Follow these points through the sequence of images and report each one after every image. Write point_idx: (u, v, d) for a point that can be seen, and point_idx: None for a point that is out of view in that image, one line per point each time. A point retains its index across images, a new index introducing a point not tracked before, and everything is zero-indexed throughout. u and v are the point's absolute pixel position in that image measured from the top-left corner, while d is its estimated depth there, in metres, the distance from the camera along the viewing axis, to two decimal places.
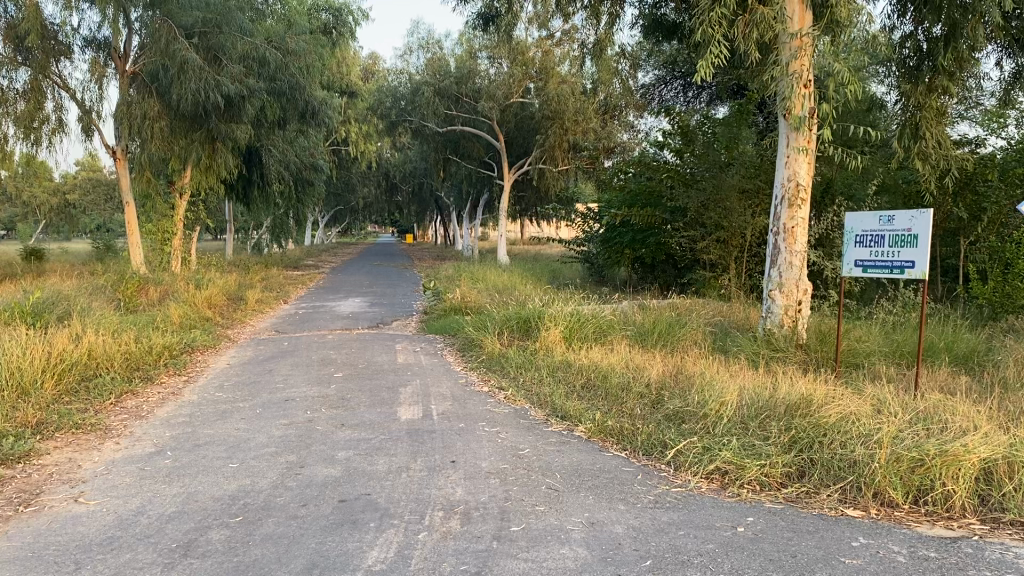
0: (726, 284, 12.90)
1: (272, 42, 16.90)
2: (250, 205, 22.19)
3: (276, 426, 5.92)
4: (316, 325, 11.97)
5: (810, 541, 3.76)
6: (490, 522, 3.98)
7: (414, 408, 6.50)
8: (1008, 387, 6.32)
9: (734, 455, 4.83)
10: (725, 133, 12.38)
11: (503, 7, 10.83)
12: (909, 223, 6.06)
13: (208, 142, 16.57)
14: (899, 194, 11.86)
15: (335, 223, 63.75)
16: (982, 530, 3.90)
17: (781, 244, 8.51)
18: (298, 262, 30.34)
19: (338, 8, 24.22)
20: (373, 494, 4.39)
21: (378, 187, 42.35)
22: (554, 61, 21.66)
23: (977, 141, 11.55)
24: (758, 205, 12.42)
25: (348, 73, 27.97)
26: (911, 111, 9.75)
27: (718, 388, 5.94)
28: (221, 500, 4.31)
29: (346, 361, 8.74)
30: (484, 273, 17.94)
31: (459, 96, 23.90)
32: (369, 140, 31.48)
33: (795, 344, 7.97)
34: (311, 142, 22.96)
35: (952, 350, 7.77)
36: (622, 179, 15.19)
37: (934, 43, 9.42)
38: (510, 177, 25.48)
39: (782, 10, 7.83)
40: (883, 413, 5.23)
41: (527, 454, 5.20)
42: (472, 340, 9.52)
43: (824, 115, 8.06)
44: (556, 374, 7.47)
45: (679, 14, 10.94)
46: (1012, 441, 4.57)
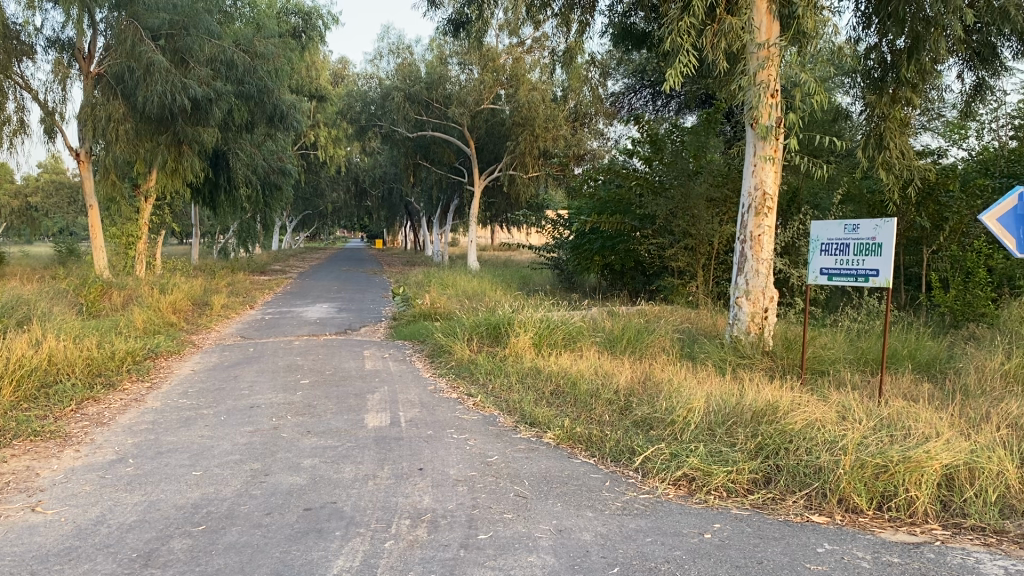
0: (694, 291, 12.99)
1: (239, 45, 16.86)
2: (216, 209, 21.87)
3: (240, 434, 5.85)
4: (283, 332, 11.78)
5: (776, 548, 3.78)
6: (458, 530, 3.96)
7: (382, 415, 6.45)
8: (969, 395, 6.41)
9: (700, 462, 4.85)
10: (694, 142, 12.40)
11: (473, 13, 10.82)
12: (874, 231, 6.15)
13: (175, 146, 16.36)
14: (864, 203, 12.05)
15: (303, 227, 63.14)
16: (944, 535, 3.95)
17: (747, 252, 8.58)
18: (265, 267, 30.05)
19: (308, 12, 24.00)
20: (339, 502, 4.34)
21: (347, 191, 42.15)
22: (525, 68, 21.78)
23: (939, 152, 11.75)
24: (725, 213, 12.57)
25: (317, 77, 27.81)
26: (876, 121, 9.90)
27: (685, 394, 5.97)
28: (183, 509, 4.24)
29: (313, 367, 8.65)
30: (454, 279, 17.90)
31: (430, 102, 23.77)
32: (338, 145, 31.37)
33: (761, 351, 8.05)
34: (279, 146, 22.78)
35: (915, 358, 7.89)
36: (592, 186, 15.26)
37: (898, 55, 9.55)
38: (481, 184, 25.50)
39: (749, 20, 7.93)
40: (848, 420, 5.29)
41: (495, 461, 5.18)
42: (441, 346, 9.50)
43: (790, 124, 8.16)
44: (526, 380, 7.47)
45: (648, 24, 11.01)
46: (973, 447, 4.62)
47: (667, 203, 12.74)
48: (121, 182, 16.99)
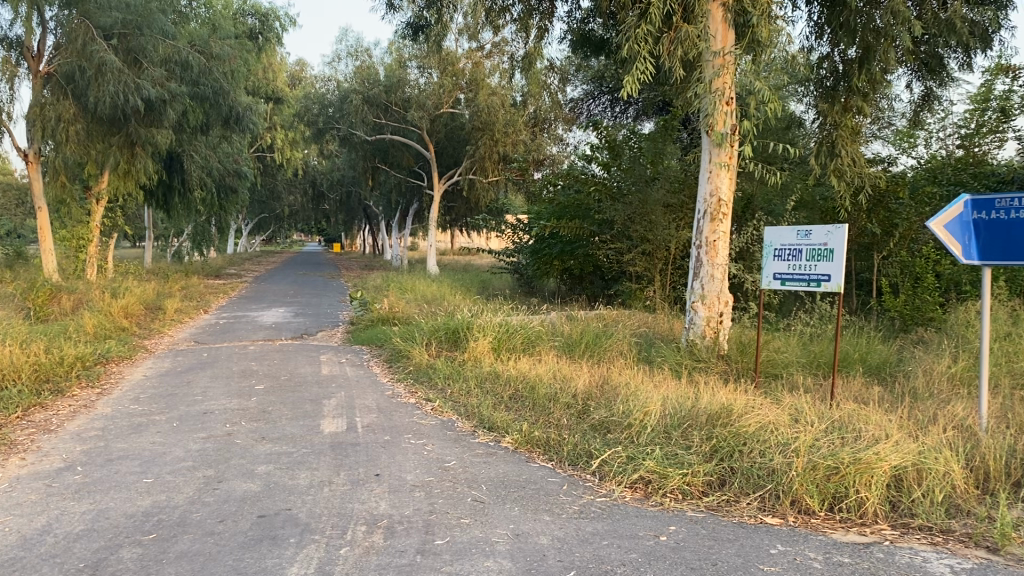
0: (651, 295, 13.12)
1: (195, 46, 16.71)
2: (170, 212, 21.51)
3: (193, 440, 5.76)
4: (238, 336, 11.62)
5: (730, 549, 3.83)
6: (414, 536, 3.94)
7: (338, 421, 6.39)
8: (918, 397, 6.56)
9: (657, 464, 4.89)
10: (651, 148, 12.57)
11: (433, 17, 10.79)
12: (826, 237, 6.26)
13: (128, 147, 16.04)
14: (816, 210, 12.24)
15: (260, 230, 62.50)
16: (893, 535, 4.04)
17: (703, 258, 8.68)
18: (221, 271, 29.62)
19: (265, 13, 23.79)
20: (294, 509, 4.29)
21: (304, 195, 41.84)
22: (484, 72, 21.81)
23: (889, 160, 12.01)
24: (682, 219, 12.68)
25: (274, 79, 27.53)
26: (828, 129, 10.08)
27: (642, 398, 6.04)
28: (134, 517, 4.16)
29: (268, 373, 8.55)
30: (412, 283, 17.84)
31: (388, 105, 23.62)
32: (295, 147, 31.08)
33: (716, 354, 8.16)
34: (235, 149, 22.42)
35: (866, 361, 8.06)
36: (552, 191, 15.33)
37: (850, 64, 9.74)
38: (440, 188, 25.45)
39: (705, 29, 8.04)
40: (800, 422, 5.38)
41: (453, 466, 5.16)
42: (399, 351, 9.45)
43: (745, 131, 8.30)
44: (485, 385, 7.46)
45: (606, 31, 11.12)
46: (921, 448, 4.72)
47: (625, 208, 12.86)
48: (71, 184, 16.63)
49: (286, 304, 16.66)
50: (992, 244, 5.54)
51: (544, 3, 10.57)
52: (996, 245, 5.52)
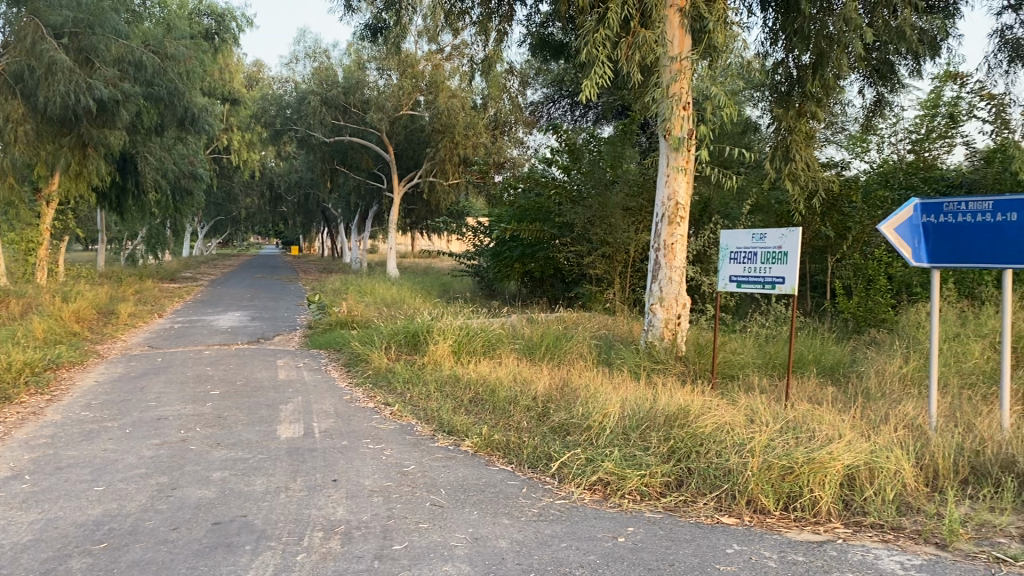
0: (611, 298, 13.19)
1: (149, 46, 16.45)
2: (123, 214, 21.12)
3: (147, 447, 5.66)
4: (193, 341, 11.49)
5: (686, 550, 3.86)
6: (372, 542, 3.91)
7: (295, 426, 6.33)
8: (871, 397, 6.69)
9: (616, 465, 4.92)
10: (610, 152, 12.67)
11: (392, 19, 10.72)
12: (780, 240, 6.36)
13: (80, 148, 15.74)
14: (771, 213, 12.42)
15: (217, 233, 61.81)
16: (845, 533, 4.11)
17: (661, 260, 8.76)
18: (176, 274, 29.20)
19: (222, 14, 23.48)
20: (249, 515, 4.24)
21: (262, 196, 41.42)
22: (444, 75, 21.79)
23: (842, 164, 12.21)
24: (641, 222, 12.80)
25: (231, 80, 27.17)
26: (783, 133, 10.23)
27: (601, 400, 6.07)
28: (84, 526, 4.07)
29: (224, 378, 8.44)
30: (372, 286, 17.76)
31: (347, 107, 23.45)
32: (252, 149, 30.76)
33: (675, 356, 8.24)
34: (190, 150, 22.08)
35: (820, 362, 8.19)
36: (512, 194, 15.36)
37: (804, 70, 9.88)
38: (400, 190, 25.35)
39: (662, 34, 8.12)
40: (756, 422, 5.45)
41: (411, 471, 5.14)
42: (357, 355, 9.38)
43: (702, 135, 8.39)
44: (445, 389, 7.44)
45: (565, 35, 11.19)
46: (873, 447, 4.80)
47: (585, 211, 12.92)
48: (20, 185, 16.25)
49: (251, 305, 17.43)
50: (940, 246, 5.67)
51: (503, 6, 10.58)
52: (945, 248, 5.64)
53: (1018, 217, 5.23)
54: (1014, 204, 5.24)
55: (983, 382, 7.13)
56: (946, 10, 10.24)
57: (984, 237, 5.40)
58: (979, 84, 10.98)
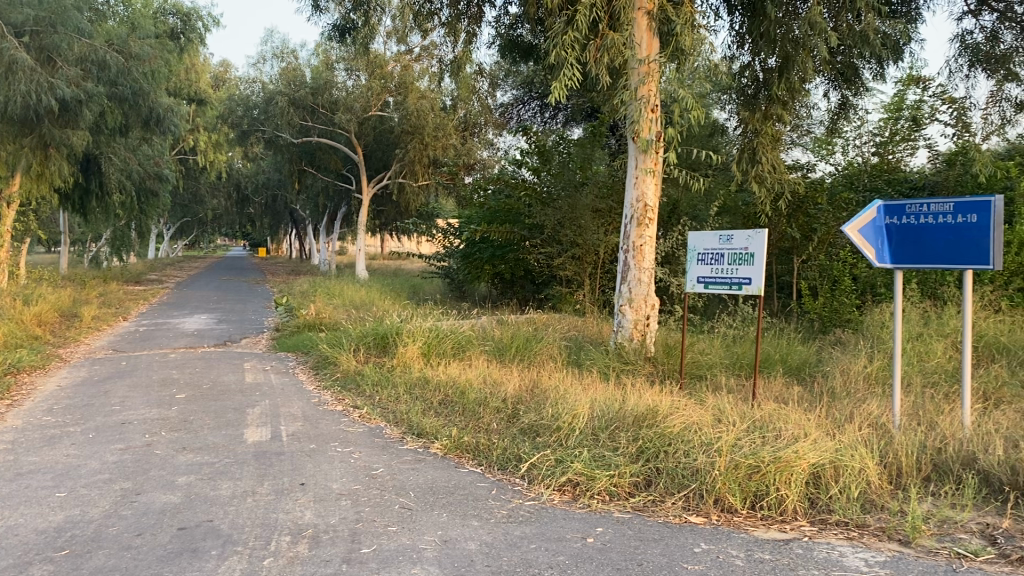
0: (581, 299, 13.22)
1: (112, 45, 16.21)
2: (86, 216, 20.76)
3: (111, 452, 5.58)
4: (158, 343, 11.37)
5: (655, 549, 3.89)
6: (340, 545, 3.89)
7: (262, 430, 6.27)
8: (835, 396, 6.77)
9: (585, 466, 4.93)
10: (579, 154, 12.70)
11: (361, 20, 10.65)
12: (746, 241, 6.43)
13: (42, 149, 15.53)
14: (739, 215, 12.55)
15: (183, 235, 61.10)
16: (811, 531, 4.16)
17: (630, 261, 8.81)
18: (141, 276, 28.78)
19: (187, 13, 23.18)
20: (216, 520, 4.20)
21: (228, 198, 41.02)
22: (413, 75, 21.75)
23: (808, 167, 12.35)
24: (611, 224, 12.86)
25: (197, 80, 26.88)
26: (750, 136, 10.33)
27: (571, 401, 6.09)
28: (45, 533, 4.01)
29: (190, 381, 8.34)
30: (340, 288, 17.66)
31: (315, 107, 23.29)
32: (219, 150, 30.44)
33: (644, 356, 8.28)
34: (155, 150, 21.78)
35: (787, 362, 8.28)
36: (482, 196, 15.35)
37: (770, 73, 9.96)
38: (369, 192, 25.24)
39: (631, 37, 8.16)
40: (723, 422, 5.49)
41: (380, 474, 5.12)
42: (326, 358, 9.30)
43: (670, 138, 8.45)
44: (414, 391, 7.42)
45: (534, 36, 11.22)
46: (838, 446, 4.86)
47: (555, 213, 12.96)
48: None
49: (219, 304, 17.90)
50: (903, 247, 5.76)
51: (472, 7, 10.57)
52: (908, 250, 5.73)
53: (978, 219, 5.33)
54: (974, 207, 5.34)
55: (945, 381, 7.26)
56: (908, 14, 10.42)
57: (946, 239, 5.49)
58: (940, 88, 11.16)
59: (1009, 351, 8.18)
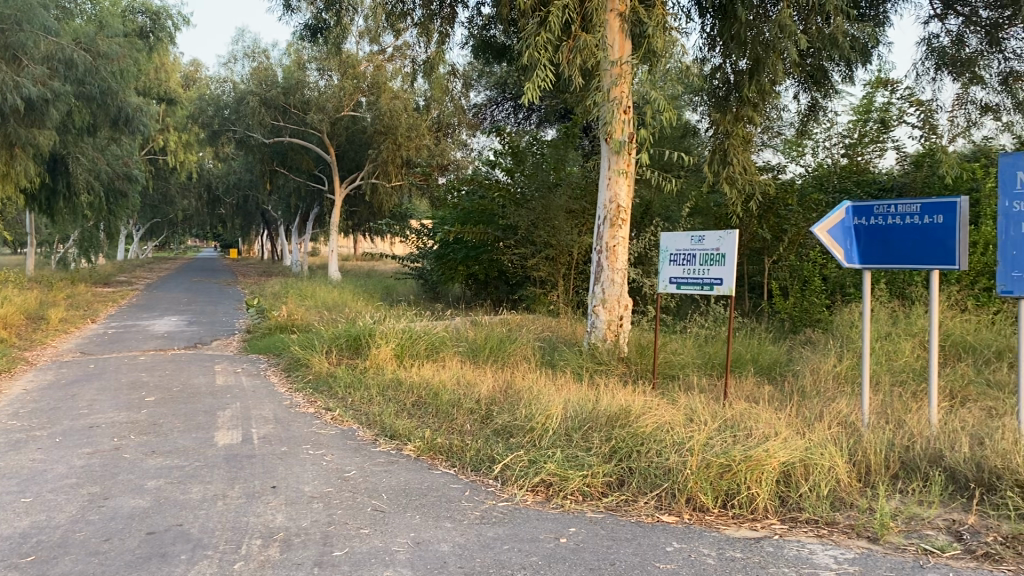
0: (554, 300, 13.25)
1: (79, 43, 15.99)
2: (53, 217, 20.44)
3: (78, 456, 5.50)
4: (127, 346, 11.25)
5: (627, 548, 3.90)
6: (312, 548, 3.87)
7: (233, 433, 6.21)
8: (805, 395, 6.84)
9: (557, 467, 4.95)
10: (553, 154, 12.71)
11: (332, 19, 10.60)
12: (717, 242, 6.49)
13: (6, 150, 15.05)
14: (711, 216, 12.64)
15: (153, 236, 60.41)
16: (782, 529, 4.20)
17: (603, 262, 8.84)
18: (109, 278, 28.36)
19: (156, 11, 22.89)
20: (185, 525, 4.15)
21: (199, 199, 40.63)
22: (386, 76, 21.69)
23: (779, 168, 12.47)
24: (584, 225, 12.90)
25: (166, 79, 26.60)
26: (721, 137, 10.41)
27: (545, 401, 6.10)
28: (10, 539, 3.94)
29: (160, 384, 8.25)
30: (312, 290, 17.54)
31: (287, 107, 23.13)
32: (189, 150, 30.12)
33: (617, 357, 8.32)
34: (124, 150, 21.51)
35: (758, 361, 8.36)
36: (456, 196, 15.33)
37: (740, 75, 10.03)
38: (342, 193, 25.10)
39: (603, 38, 8.19)
40: (695, 422, 5.52)
41: (353, 476, 5.09)
42: (298, 360, 9.25)
43: (642, 139, 8.49)
44: (387, 392, 7.39)
45: (507, 38, 11.24)
46: (808, 444, 4.91)
47: (528, 214, 12.98)
48: None
49: (190, 305, 18.24)
50: (871, 248, 5.83)
51: (445, 8, 10.56)
52: (876, 250, 5.81)
53: (944, 220, 5.42)
54: (940, 208, 5.42)
55: (913, 380, 7.36)
56: (876, 18, 10.56)
57: (913, 239, 5.57)
58: (908, 91, 11.30)
59: (976, 351, 8.32)
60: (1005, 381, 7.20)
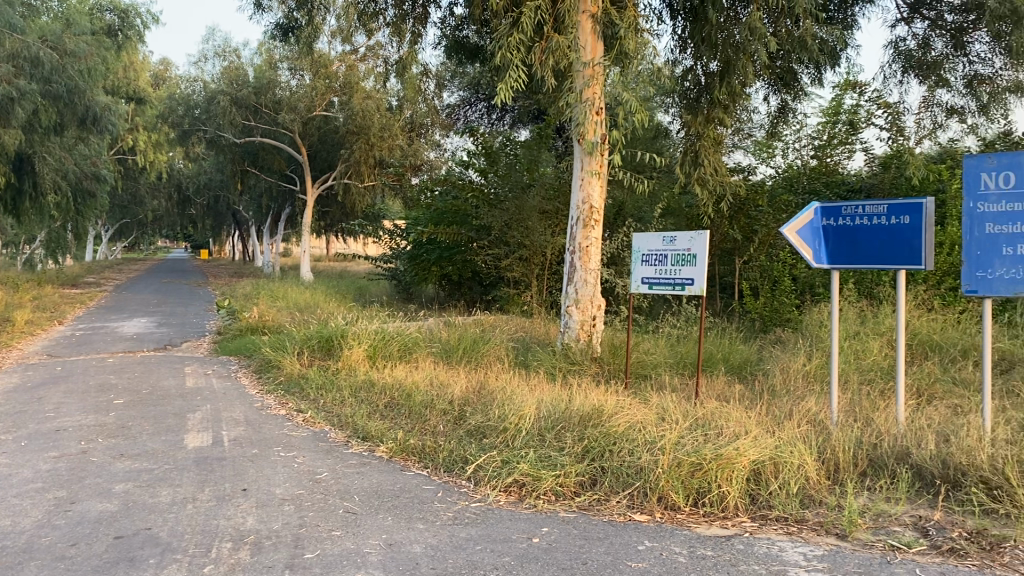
0: (528, 300, 13.25)
1: (46, 41, 15.78)
2: (19, 218, 20.11)
3: (44, 460, 5.42)
4: (95, 348, 11.13)
5: (599, 548, 3.92)
6: (283, 551, 3.85)
7: (203, 435, 6.16)
8: (775, 394, 6.92)
9: (530, 467, 4.96)
10: (526, 155, 12.73)
11: (304, 19, 10.55)
12: (689, 243, 6.54)
13: None
14: (682, 216, 12.73)
15: (122, 237, 59.66)
16: (752, 527, 4.24)
17: (576, 262, 8.87)
18: (76, 279, 27.94)
19: (125, 9, 22.62)
20: (154, 528, 4.11)
21: (169, 199, 40.24)
22: (359, 76, 21.58)
23: (749, 169, 12.58)
24: (557, 225, 12.93)
25: (135, 78, 26.30)
26: (692, 139, 10.48)
27: (518, 401, 6.11)
28: None
29: (129, 387, 8.16)
30: (283, 291, 17.42)
31: (258, 107, 22.95)
32: (158, 150, 29.81)
33: (590, 356, 8.35)
34: (92, 150, 21.21)
35: (729, 361, 8.43)
36: (429, 196, 15.30)
37: (711, 77, 10.11)
38: (314, 193, 24.95)
39: (575, 40, 8.22)
40: (667, 421, 5.55)
41: (324, 478, 5.06)
42: (269, 361, 9.19)
43: (614, 140, 8.52)
44: (359, 394, 7.36)
45: (480, 38, 11.24)
46: (778, 443, 4.96)
47: (502, 215, 12.98)
48: None
49: (160, 304, 18.48)
50: (839, 248, 5.91)
51: (418, 8, 10.55)
52: (844, 251, 5.88)
53: (910, 220, 5.51)
54: (907, 208, 5.51)
55: (880, 378, 7.47)
56: (844, 21, 10.70)
57: (879, 239, 5.66)
58: (876, 93, 11.45)
59: (941, 349, 8.45)
60: (970, 380, 7.33)
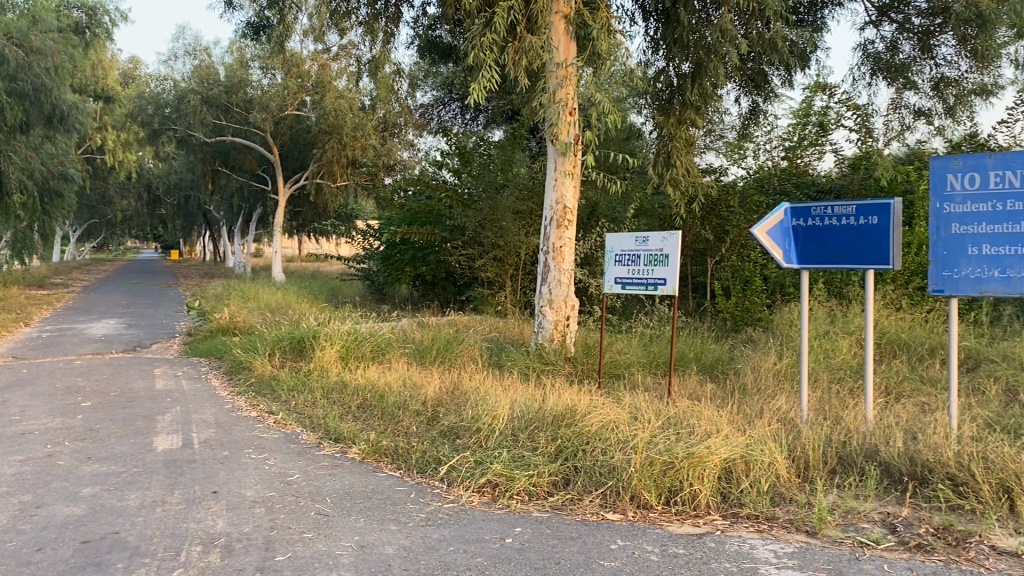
0: (502, 300, 13.25)
1: (11, 39, 15.54)
2: None
3: (9, 463, 5.34)
4: (63, 349, 11.00)
5: (573, 547, 3.93)
6: (254, 554, 3.81)
7: (173, 438, 6.09)
8: (747, 393, 6.97)
9: (504, 467, 4.95)
10: (499, 155, 12.73)
11: (275, 17, 10.48)
12: (661, 243, 6.58)
13: None
14: (655, 217, 12.80)
15: (91, 237, 58.89)
16: (723, 525, 4.28)
17: (550, 262, 8.88)
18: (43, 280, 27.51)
19: (93, 7, 22.32)
20: (122, 532, 4.06)
21: (138, 199, 39.79)
22: (331, 75, 21.45)
23: (721, 170, 12.66)
24: (531, 225, 12.95)
25: (103, 76, 25.97)
26: (665, 139, 10.53)
27: (491, 402, 6.11)
28: None
29: (97, 389, 8.05)
30: (255, 292, 17.27)
31: (229, 106, 22.75)
32: (127, 150, 29.44)
33: (563, 356, 8.37)
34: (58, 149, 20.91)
35: (700, 360, 8.48)
36: (402, 196, 15.24)
37: (683, 78, 10.16)
38: (286, 193, 24.76)
39: (548, 40, 8.23)
40: (639, 420, 5.58)
41: (296, 480, 5.03)
42: (241, 363, 9.10)
43: (586, 141, 8.54)
44: (332, 395, 7.32)
45: (453, 37, 11.23)
46: (749, 441, 5.01)
47: (475, 215, 12.98)
48: None
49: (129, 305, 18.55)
50: (809, 249, 5.97)
51: (390, 7, 10.52)
52: (814, 250, 5.94)
53: (878, 221, 5.58)
54: (875, 208, 5.58)
55: (850, 376, 7.55)
56: (814, 23, 10.83)
57: (848, 239, 5.72)
58: (845, 95, 11.59)
59: (909, 348, 8.57)
60: (937, 377, 7.44)
